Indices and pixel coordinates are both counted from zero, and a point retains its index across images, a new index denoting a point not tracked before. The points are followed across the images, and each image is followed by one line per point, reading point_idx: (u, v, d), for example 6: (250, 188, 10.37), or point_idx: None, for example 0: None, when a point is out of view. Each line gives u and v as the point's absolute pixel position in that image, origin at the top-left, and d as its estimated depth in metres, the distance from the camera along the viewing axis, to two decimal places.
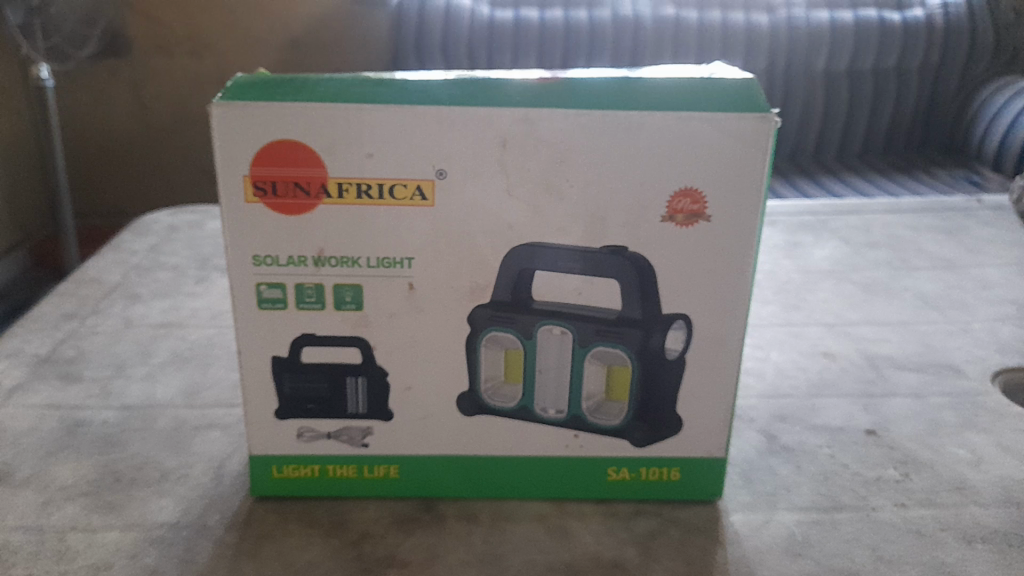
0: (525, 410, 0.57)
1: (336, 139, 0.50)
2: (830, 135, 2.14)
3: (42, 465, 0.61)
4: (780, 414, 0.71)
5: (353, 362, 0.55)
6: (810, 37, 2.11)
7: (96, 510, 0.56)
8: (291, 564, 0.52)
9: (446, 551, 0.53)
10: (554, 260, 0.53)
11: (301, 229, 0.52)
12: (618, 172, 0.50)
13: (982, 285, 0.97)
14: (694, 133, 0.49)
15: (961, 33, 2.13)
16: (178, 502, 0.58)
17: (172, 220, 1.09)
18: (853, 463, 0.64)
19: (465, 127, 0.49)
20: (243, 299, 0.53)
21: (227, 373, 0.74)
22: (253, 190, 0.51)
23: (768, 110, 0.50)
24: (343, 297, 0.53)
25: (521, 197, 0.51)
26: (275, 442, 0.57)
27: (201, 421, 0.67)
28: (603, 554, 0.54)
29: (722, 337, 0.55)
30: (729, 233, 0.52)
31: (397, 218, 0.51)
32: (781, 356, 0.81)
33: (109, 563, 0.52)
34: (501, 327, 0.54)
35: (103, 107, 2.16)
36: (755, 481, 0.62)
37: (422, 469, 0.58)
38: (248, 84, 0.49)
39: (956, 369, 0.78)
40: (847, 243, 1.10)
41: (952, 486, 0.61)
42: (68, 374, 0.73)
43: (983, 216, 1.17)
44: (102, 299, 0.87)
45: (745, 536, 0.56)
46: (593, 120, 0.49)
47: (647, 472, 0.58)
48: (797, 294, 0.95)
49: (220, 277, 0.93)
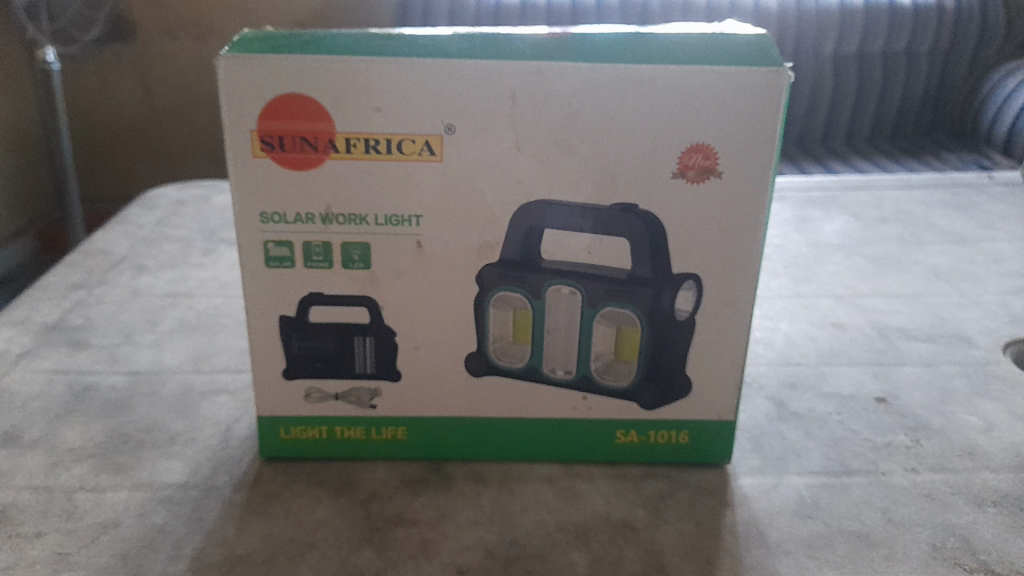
0: (534, 371, 0.56)
1: (344, 93, 0.49)
2: (840, 117, 2.12)
3: (50, 427, 0.61)
4: (789, 382, 0.70)
5: (360, 322, 0.55)
6: (820, 18, 2.09)
7: (104, 471, 0.56)
8: (300, 523, 0.52)
9: (455, 511, 0.53)
10: (564, 218, 0.52)
11: (309, 186, 0.52)
12: (629, 128, 0.50)
13: (993, 258, 0.96)
14: (708, 87, 0.49)
15: (973, 14, 2.11)
16: (186, 464, 0.58)
17: (179, 195, 1.08)
18: (863, 429, 0.64)
19: (474, 81, 0.49)
20: (251, 257, 0.53)
21: (235, 340, 0.74)
22: (260, 145, 0.51)
23: (782, 64, 0.49)
24: (351, 256, 0.53)
25: (531, 153, 0.50)
26: (283, 403, 0.57)
27: (210, 387, 0.67)
28: (613, 514, 0.53)
29: (733, 296, 0.54)
30: (740, 190, 0.52)
31: (406, 175, 0.51)
32: (790, 326, 0.80)
33: (117, 522, 0.52)
34: (510, 287, 0.54)
35: (108, 90, 2.16)
36: (765, 445, 0.61)
37: (430, 431, 0.57)
38: (256, 38, 0.49)
39: (967, 340, 0.77)
40: (857, 218, 1.09)
41: (963, 452, 0.61)
42: (76, 341, 0.73)
43: (994, 193, 1.16)
44: (109, 270, 0.87)
45: (755, 498, 0.55)
46: (605, 74, 0.49)
47: (657, 435, 0.58)
48: (806, 267, 0.94)
49: (227, 249, 0.93)
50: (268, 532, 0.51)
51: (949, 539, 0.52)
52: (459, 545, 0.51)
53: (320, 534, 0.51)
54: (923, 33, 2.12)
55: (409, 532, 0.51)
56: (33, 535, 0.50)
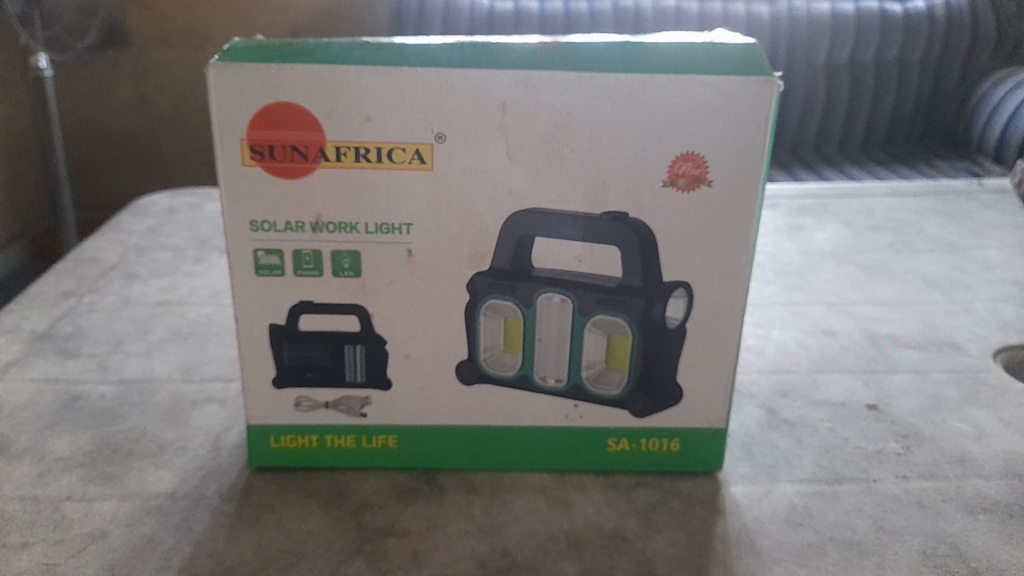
0: (526, 380, 0.56)
1: (334, 101, 0.49)
2: (832, 126, 2.14)
3: (39, 437, 0.61)
4: (781, 389, 0.70)
5: (351, 330, 0.55)
6: (811, 27, 2.10)
7: (92, 481, 0.56)
8: (290, 533, 0.52)
9: (446, 521, 0.53)
10: (555, 226, 0.52)
11: (299, 194, 0.51)
12: (620, 137, 0.50)
13: (984, 266, 0.96)
14: (698, 96, 0.49)
15: (964, 23, 2.12)
16: (176, 474, 0.57)
17: (171, 202, 1.08)
18: (855, 437, 0.64)
19: (465, 90, 0.49)
20: (241, 266, 0.53)
21: (226, 349, 0.74)
22: (251, 154, 0.51)
23: (771, 74, 0.49)
24: (342, 264, 0.53)
25: (522, 162, 0.51)
26: (273, 412, 0.57)
27: (200, 395, 0.67)
28: (604, 524, 0.53)
29: (723, 305, 0.54)
30: (730, 198, 0.52)
31: (396, 184, 0.51)
32: (782, 334, 0.80)
33: (106, 532, 0.51)
34: (500, 295, 0.54)
35: (101, 98, 2.15)
36: (757, 453, 0.61)
37: (421, 441, 0.57)
38: (246, 48, 0.49)
39: (958, 347, 0.78)
40: (848, 226, 1.09)
41: (954, 459, 0.61)
42: (66, 350, 0.72)
43: (985, 200, 1.16)
44: (100, 279, 0.86)
45: (746, 506, 0.55)
46: (595, 84, 0.49)
47: (648, 443, 0.57)
48: (798, 275, 0.94)
49: (219, 257, 0.93)
50: (258, 542, 0.51)
51: (940, 547, 0.52)
52: (450, 555, 0.50)
53: (310, 544, 0.51)
54: (915, 41, 2.13)
55: (400, 542, 0.51)
56: (21, 545, 0.50)
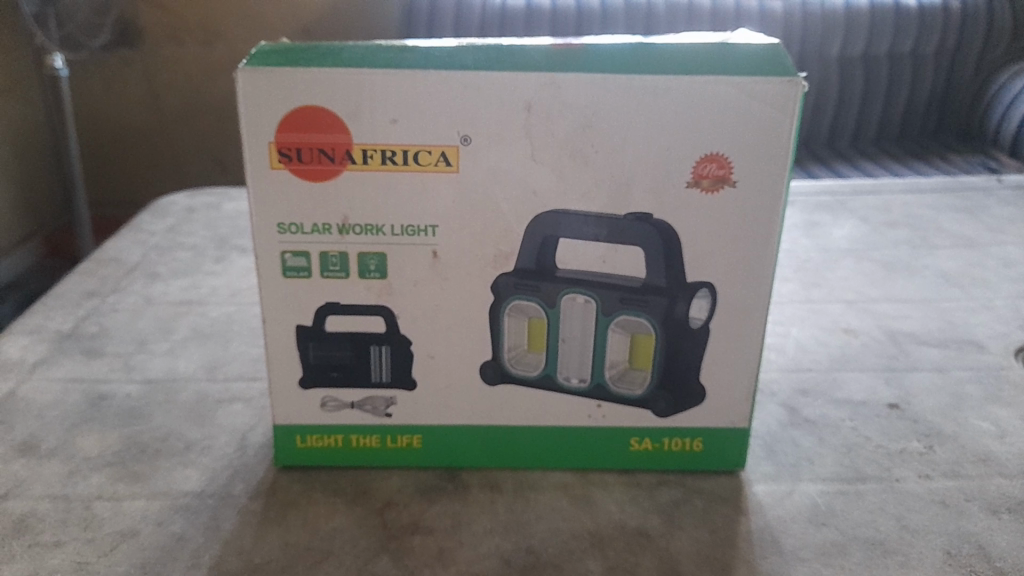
0: (549, 379, 0.57)
1: (360, 104, 0.50)
2: (845, 121, 2.12)
3: (67, 436, 0.61)
4: (802, 388, 0.70)
5: (376, 331, 0.55)
6: (824, 21, 2.09)
7: (121, 480, 0.57)
8: (317, 532, 0.52)
9: (471, 519, 0.54)
10: (579, 227, 0.53)
11: (325, 196, 0.52)
12: (644, 137, 0.50)
13: (1003, 262, 0.96)
14: (722, 96, 0.49)
15: (979, 16, 2.11)
16: (202, 472, 0.58)
17: (190, 202, 1.09)
18: (876, 436, 0.64)
19: (490, 91, 0.49)
20: (267, 267, 0.53)
21: (249, 348, 0.75)
22: (278, 156, 0.51)
23: (796, 74, 0.49)
24: (367, 265, 0.54)
25: (546, 163, 0.51)
26: (298, 411, 0.57)
27: (224, 394, 0.68)
28: (627, 522, 0.54)
29: (746, 304, 0.55)
30: (753, 198, 0.52)
31: (421, 186, 0.51)
32: (802, 331, 0.80)
33: (136, 530, 0.52)
34: (524, 295, 0.54)
35: (115, 96, 2.16)
36: (778, 452, 0.62)
37: (446, 440, 0.58)
38: (273, 49, 0.49)
39: (979, 345, 0.77)
40: (866, 222, 1.09)
41: (976, 458, 0.61)
42: (91, 349, 0.73)
43: (1003, 196, 1.16)
44: (122, 278, 0.87)
45: (769, 505, 0.56)
46: (619, 85, 0.49)
47: (671, 442, 0.58)
48: (816, 272, 0.94)
49: (239, 256, 0.93)
50: (286, 541, 0.51)
51: (964, 546, 0.52)
52: (476, 553, 0.51)
53: (338, 543, 0.51)
54: (929, 34, 2.11)
55: (426, 540, 0.52)
56: (52, 543, 0.51)
